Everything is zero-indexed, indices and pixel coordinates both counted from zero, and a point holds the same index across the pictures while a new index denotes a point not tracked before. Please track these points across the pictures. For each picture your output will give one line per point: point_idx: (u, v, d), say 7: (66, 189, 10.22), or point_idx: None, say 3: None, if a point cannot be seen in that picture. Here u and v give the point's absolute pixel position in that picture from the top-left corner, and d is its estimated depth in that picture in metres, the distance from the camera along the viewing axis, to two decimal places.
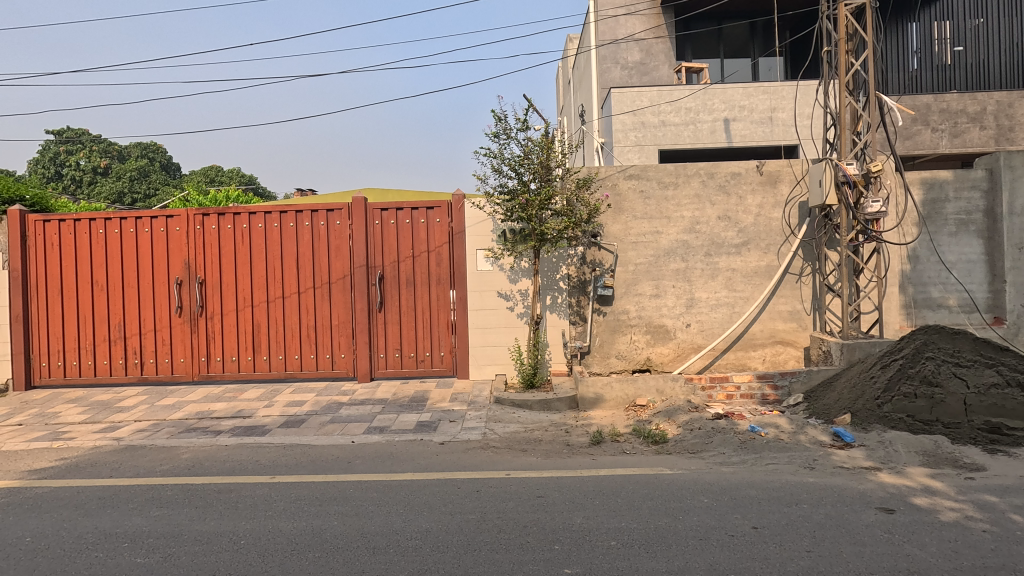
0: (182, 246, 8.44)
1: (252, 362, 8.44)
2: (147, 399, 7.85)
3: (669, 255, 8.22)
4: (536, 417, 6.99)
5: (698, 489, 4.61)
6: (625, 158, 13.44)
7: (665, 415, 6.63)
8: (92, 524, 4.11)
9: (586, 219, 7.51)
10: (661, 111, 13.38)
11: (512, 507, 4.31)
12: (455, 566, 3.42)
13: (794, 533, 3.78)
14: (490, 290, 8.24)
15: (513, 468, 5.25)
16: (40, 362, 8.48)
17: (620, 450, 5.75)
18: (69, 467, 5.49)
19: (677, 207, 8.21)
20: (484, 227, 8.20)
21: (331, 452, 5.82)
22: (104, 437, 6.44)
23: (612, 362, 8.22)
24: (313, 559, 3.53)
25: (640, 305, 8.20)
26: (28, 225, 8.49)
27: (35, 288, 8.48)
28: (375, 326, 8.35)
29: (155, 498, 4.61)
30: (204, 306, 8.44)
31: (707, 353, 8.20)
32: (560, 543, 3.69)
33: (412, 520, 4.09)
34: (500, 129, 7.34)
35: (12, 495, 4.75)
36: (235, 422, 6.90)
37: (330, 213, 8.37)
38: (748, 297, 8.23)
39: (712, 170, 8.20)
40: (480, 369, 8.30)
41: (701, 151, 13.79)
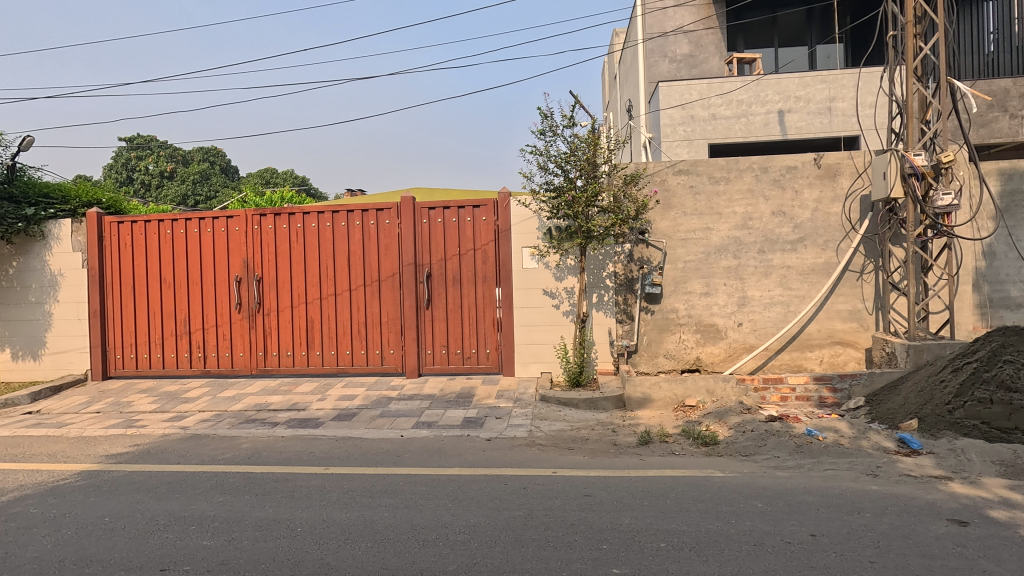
0: (241, 245, 8.84)
1: (306, 357, 8.75)
2: (210, 391, 8.27)
3: (720, 252, 7.99)
4: (583, 415, 6.96)
5: (751, 493, 4.47)
6: (673, 153, 13.14)
7: (715, 416, 6.46)
8: (162, 507, 4.37)
9: (634, 216, 7.40)
10: (712, 105, 13.01)
11: (560, 505, 4.30)
12: (503, 563, 3.43)
13: (856, 543, 3.61)
14: (536, 288, 8.25)
15: (559, 466, 5.24)
16: (115, 354, 9.07)
17: (669, 451, 5.64)
18: (142, 453, 5.87)
19: (729, 203, 7.96)
20: (530, 225, 8.21)
21: (381, 446, 5.96)
22: (172, 426, 6.83)
23: (660, 362, 8.07)
24: (366, 549, 3.63)
25: (689, 303, 8.01)
26: (104, 226, 9.09)
27: (111, 285, 9.08)
28: (422, 323, 8.50)
29: (218, 485, 4.86)
30: (262, 303, 8.81)
31: (760, 354, 7.93)
32: (608, 543, 3.66)
33: (461, 515, 4.14)
34: (547, 126, 7.32)
35: (92, 477, 5.11)
36: (290, 414, 7.18)
37: (380, 213, 8.57)
38: (805, 295, 7.89)
39: (766, 163, 7.90)
40: (525, 367, 8.31)
41: (754, 145, 13.33)
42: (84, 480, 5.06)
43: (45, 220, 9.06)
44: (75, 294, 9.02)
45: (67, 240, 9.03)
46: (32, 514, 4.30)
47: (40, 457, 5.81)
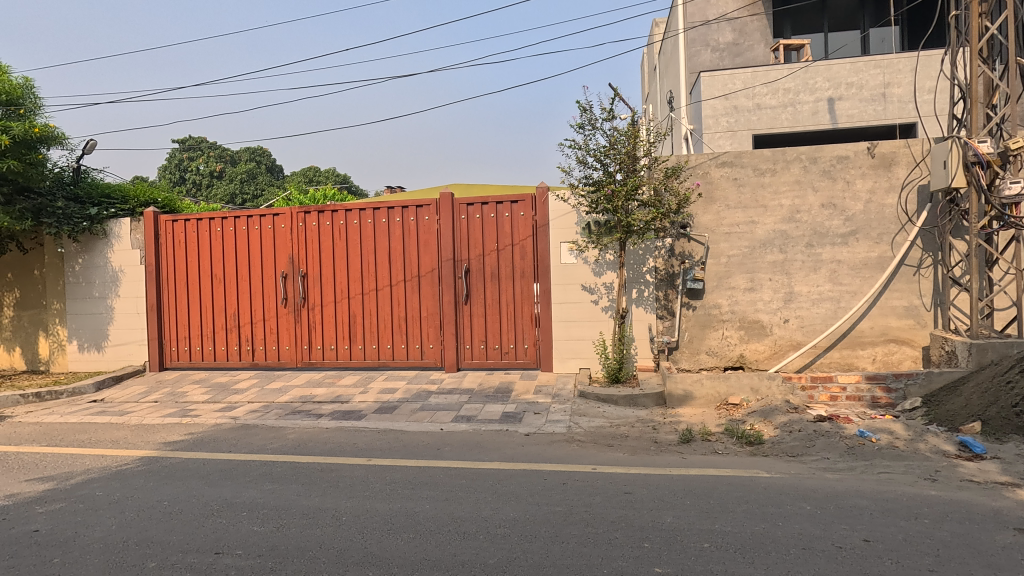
0: (287, 242, 9.11)
1: (349, 350, 8.97)
2: (258, 383, 8.58)
3: (765, 246, 7.74)
4: (623, 412, 6.88)
5: (799, 495, 4.32)
6: (715, 145, 12.82)
7: (761, 415, 6.28)
8: (216, 493, 4.57)
9: (675, 210, 7.27)
10: (756, 94, 12.60)
11: (600, 501, 4.28)
12: (544, 557, 3.43)
13: (914, 550, 3.44)
14: (574, 283, 8.21)
15: (599, 462, 5.21)
16: (171, 346, 9.51)
17: (711, 450, 5.50)
18: (196, 441, 6.15)
19: (775, 195, 7.70)
20: (568, 220, 8.17)
21: (422, 439, 6.06)
22: (223, 416, 7.13)
23: (702, 359, 7.90)
24: (408, 540, 3.69)
25: (733, 299, 7.80)
26: (160, 225, 9.52)
27: (167, 281, 9.51)
28: (461, 319, 8.57)
29: (266, 473, 5.04)
30: (306, 298, 9.07)
31: (807, 352, 7.64)
32: (650, 542, 3.61)
33: (501, 509, 4.17)
34: (586, 120, 7.24)
35: (151, 463, 5.39)
36: (334, 406, 7.38)
37: (419, 209, 8.69)
38: (856, 291, 7.57)
39: (815, 154, 7.60)
40: (563, 362, 8.29)
41: (801, 135, 12.86)
42: (144, 465, 5.34)
43: (107, 219, 9.56)
44: (134, 290, 9.51)
45: (127, 238, 9.50)
46: (97, 497, 4.56)
47: (104, 443, 6.16)
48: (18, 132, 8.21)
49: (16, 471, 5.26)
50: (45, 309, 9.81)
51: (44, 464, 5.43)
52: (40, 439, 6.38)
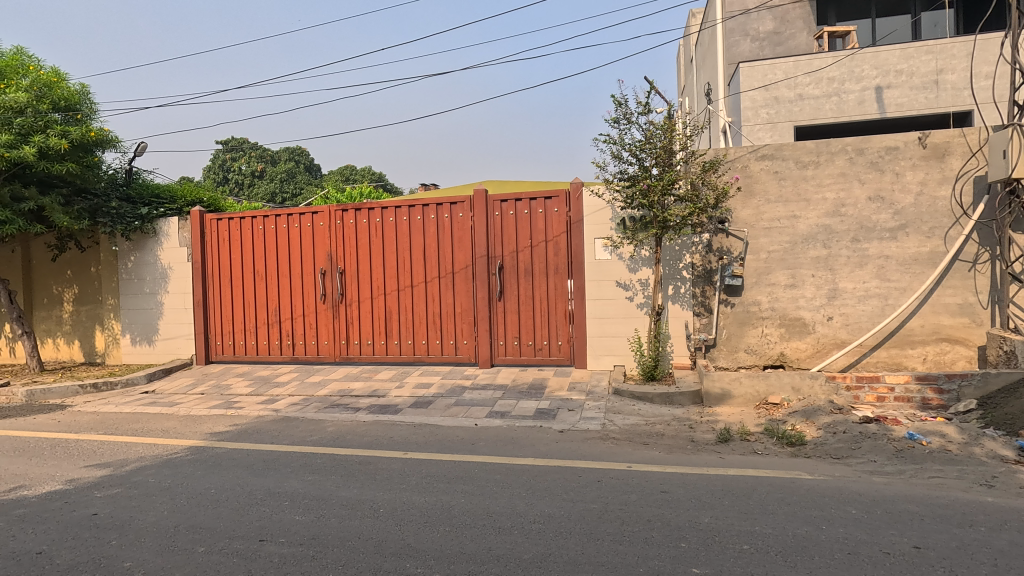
0: (325, 239, 9.33)
1: (385, 345, 9.12)
2: (298, 376, 8.82)
3: (808, 241, 7.49)
4: (658, 410, 6.80)
5: (844, 499, 4.18)
6: (755, 137, 12.49)
7: (803, 415, 6.10)
8: (259, 483, 4.73)
9: (713, 204, 7.12)
10: (798, 84, 12.20)
11: (635, 500, 4.23)
12: (579, 554, 3.42)
13: (969, 558, 3.29)
14: (609, 280, 8.16)
15: (634, 460, 5.16)
16: (216, 341, 9.87)
17: (750, 450, 5.38)
18: (240, 432, 6.38)
19: (818, 188, 7.45)
20: (603, 216, 8.11)
21: (457, 434, 6.12)
22: (266, 408, 7.36)
23: (741, 357, 7.72)
24: (444, 533, 3.74)
25: (773, 296, 7.59)
26: (205, 223, 9.87)
27: (212, 277, 9.87)
28: (495, 315, 8.60)
29: (307, 465, 5.19)
30: (344, 294, 9.26)
31: (852, 351, 7.37)
32: (687, 541, 3.55)
33: (535, 504, 4.17)
34: (621, 114, 7.15)
35: (199, 453, 5.62)
36: (371, 400, 7.53)
37: (454, 206, 8.76)
38: (906, 287, 7.26)
39: (861, 145, 7.31)
40: (598, 359, 8.24)
41: (846, 125, 12.39)
42: (193, 454, 5.57)
43: (157, 218, 9.98)
44: (182, 286, 9.90)
45: (176, 236, 9.90)
46: (150, 483, 4.78)
47: (156, 432, 6.45)
48: (76, 135, 8.62)
49: (76, 457, 5.56)
50: (101, 304, 10.32)
51: (102, 451, 5.73)
52: (97, 427, 6.73)
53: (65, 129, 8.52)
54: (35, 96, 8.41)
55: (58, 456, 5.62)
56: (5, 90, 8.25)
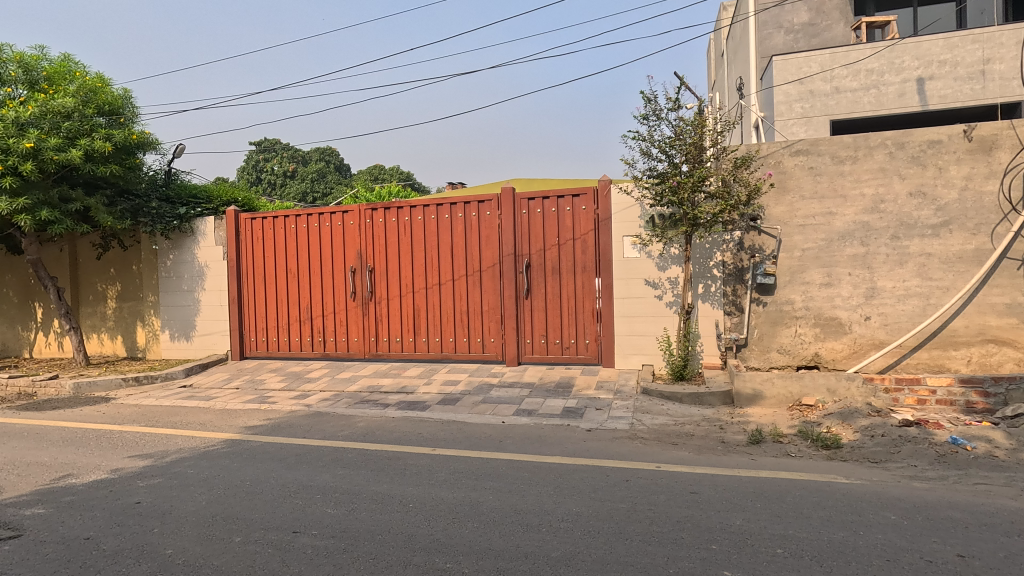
0: (355, 238, 9.48)
1: (413, 342, 9.23)
2: (329, 372, 8.99)
3: (844, 239, 7.28)
4: (687, 410, 6.70)
5: (882, 504, 4.06)
6: (788, 132, 12.20)
7: (838, 417, 5.94)
8: (292, 476, 4.84)
9: (745, 201, 6.96)
10: (835, 77, 11.86)
11: (664, 500, 4.19)
12: (608, 553, 3.40)
13: (1017, 569, 3.15)
14: (637, 278, 8.09)
15: (663, 460, 5.11)
16: (250, 337, 10.14)
17: (783, 452, 5.26)
18: (274, 426, 6.54)
19: (856, 183, 7.23)
20: (632, 213, 8.04)
21: (484, 431, 6.16)
22: (298, 403, 7.53)
23: (773, 357, 7.55)
24: (473, 529, 3.77)
25: (807, 294, 7.40)
26: (239, 222, 10.13)
27: (246, 275, 10.13)
28: (522, 313, 8.61)
29: (338, 459, 5.29)
30: (374, 292, 9.40)
31: (891, 352, 7.12)
32: (718, 544, 3.50)
33: (563, 503, 4.16)
34: (650, 111, 7.07)
35: (235, 445, 5.78)
36: (400, 397, 7.63)
37: (481, 205, 8.78)
38: (949, 286, 6.99)
39: (902, 138, 7.07)
40: (626, 358, 8.17)
41: (885, 119, 11.98)
42: (229, 447, 5.74)
43: (194, 217, 10.30)
44: (218, 283, 10.19)
45: (212, 235, 10.18)
46: (189, 474, 4.95)
47: (194, 425, 6.66)
48: (120, 139, 8.94)
49: (120, 447, 5.79)
50: (142, 301, 10.71)
51: (144, 443, 5.95)
52: (139, 419, 6.99)
53: (109, 132, 8.86)
54: (81, 101, 8.78)
55: (103, 446, 5.86)
56: (54, 96, 8.60)
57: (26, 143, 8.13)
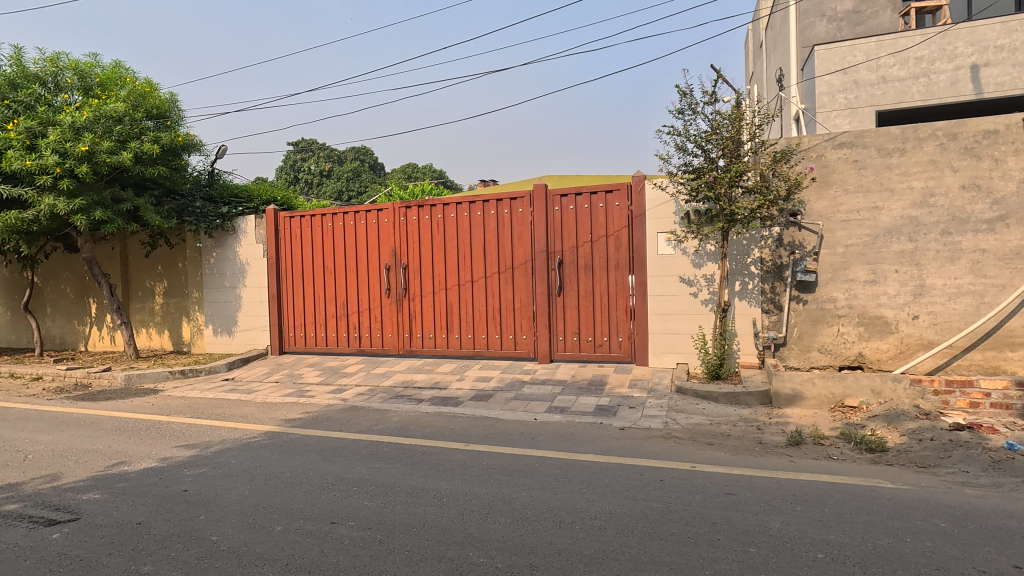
0: (390, 236, 9.62)
1: (446, 339, 9.33)
2: (365, 368, 9.16)
3: (891, 235, 7.00)
4: (723, 410, 6.57)
5: (931, 510, 3.89)
6: (831, 124, 11.86)
7: (883, 420, 5.72)
8: (330, 468, 4.97)
9: (785, 196, 6.77)
10: (881, 66, 11.39)
11: (700, 501, 4.12)
12: (641, 553, 3.37)
13: None
14: (672, 275, 7.96)
15: (699, 460, 5.02)
16: (289, 332, 10.42)
17: (825, 455, 5.10)
18: (312, 419, 6.72)
19: (904, 176, 6.93)
20: (666, 209, 7.92)
21: (517, 427, 6.18)
22: (335, 397, 7.71)
23: (814, 356, 7.33)
24: (506, 525, 3.79)
25: (851, 292, 7.15)
26: (279, 221, 10.41)
27: (285, 272, 10.41)
28: (555, 310, 8.59)
29: (374, 452, 5.39)
30: (407, 289, 9.54)
31: (941, 352, 6.81)
32: (756, 547, 3.43)
33: (596, 501, 4.14)
34: (686, 105, 6.94)
35: (275, 438, 5.96)
36: (433, 392, 7.72)
37: (514, 202, 8.79)
38: (1005, 284, 6.65)
39: (955, 129, 6.74)
40: (659, 357, 8.06)
41: (937, 108, 11.44)
42: (269, 439, 5.92)
43: (236, 216, 10.64)
44: (259, 280, 10.50)
45: (252, 233, 10.47)
46: (232, 464, 5.13)
47: (236, 417, 6.90)
48: (166, 140, 9.37)
49: (168, 437, 6.05)
50: (188, 297, 11.12)
51: (190, 433, 6.19)
52: (185, 411, 7.27)
53: (157, 135, 9.27)
54: (131, 105, 9.14)
55: (153, 436, 6.12)
56: (107, 101, 9.01)
57: (81, 147, 8.53)
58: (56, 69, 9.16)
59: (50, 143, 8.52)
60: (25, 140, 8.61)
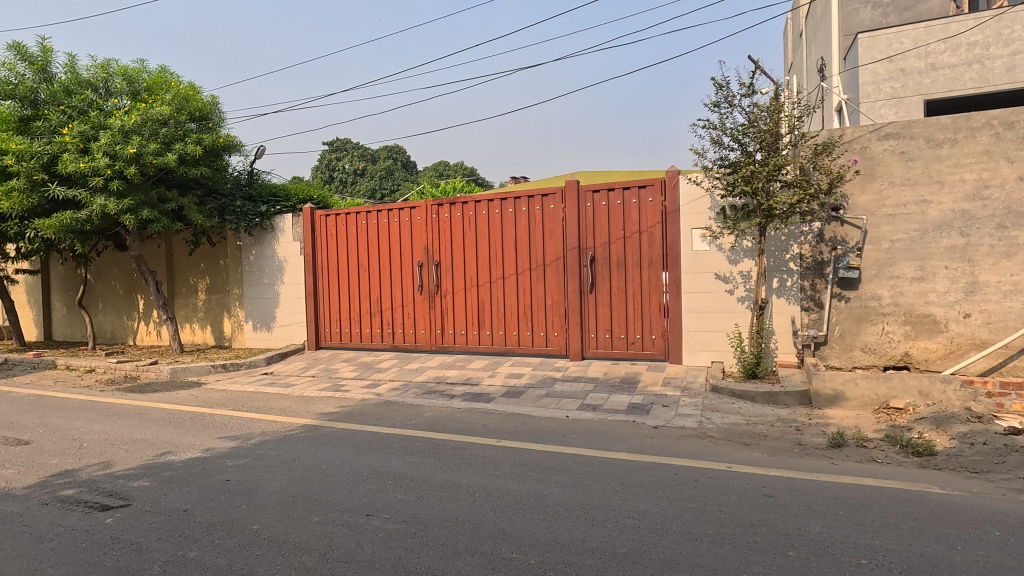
0: (423, 233, 9.73)
1: (477, 335, 9.38)
2: (398, 363, 9.30)
3: (940, 229, 6.70)
4: (760, 409, 6.42)
5: (985, 518, 3.71)
6: (875, 115, 11.41)
7: (932, 423, 5.49)
8: (366, 461, 5.06)
9: (826, 190, 6.55)
10: (930, 53, 10.90)
11: (736, 502, 4.04)
12: (676, 553, 3.33)
13: None
14: (707, 272, 7.81)
15: (735, 461, 4.92)
16: (325, 328, 10.65)
17: (869, 458, 4.92)
18: (348, 413, 6.86)
19: (955, 168, 6.62)
20: (701, 204, 7.77)
21: (549, 424, 6.17)
22: (369, 391, 7.86)
23: (856, 356, 7.09)
24: (538, 521, 3.79)
25: (896, 289, 6.88)
26: (315, 219, 10.64)
27: (321, 269, 10.64)
28: (587, 307, 8.54)
29: (407, 447, 5.47)
30: (440, 286, 9.63)
31: (995, 353, 6.49)
32: (795, 550, 3.34)
33: (629, 500, 4.10)
34: (721, 98, 6.82)
35: (312, 431, 6.12)
36: (465, 388, 7.79)
37: (545, 198, 8.76)
38: None
39: (1011, 117, 6.41)
40: (694, 355, 7.93)
41: (991, 96, 10.88)
42: (307, 432, 6.07)
43: (274, 215, 10.92)
44: (296, 277, 10.76)
45: (289, 232, 10.73)
46: (271, 456, 5.29)
47: (275, 410, 7.11)
48: (209, 142, 9.71)
49: (211, 429, 6.28)
50: (229, 293, 11.49)
51: (231, 425, 6.41)
52: (227, 403, 7.53)
53: (199, 136, 9.63)
54: (176, 109, 9.50)
55: (197, 427, 6.36)
56: (153, 105, 9.38)
57: (129, 149, 8.89)
58: (107, 75, 9.58)
59: (101, 146, 8.90)
60: (79, 143, 9.01)
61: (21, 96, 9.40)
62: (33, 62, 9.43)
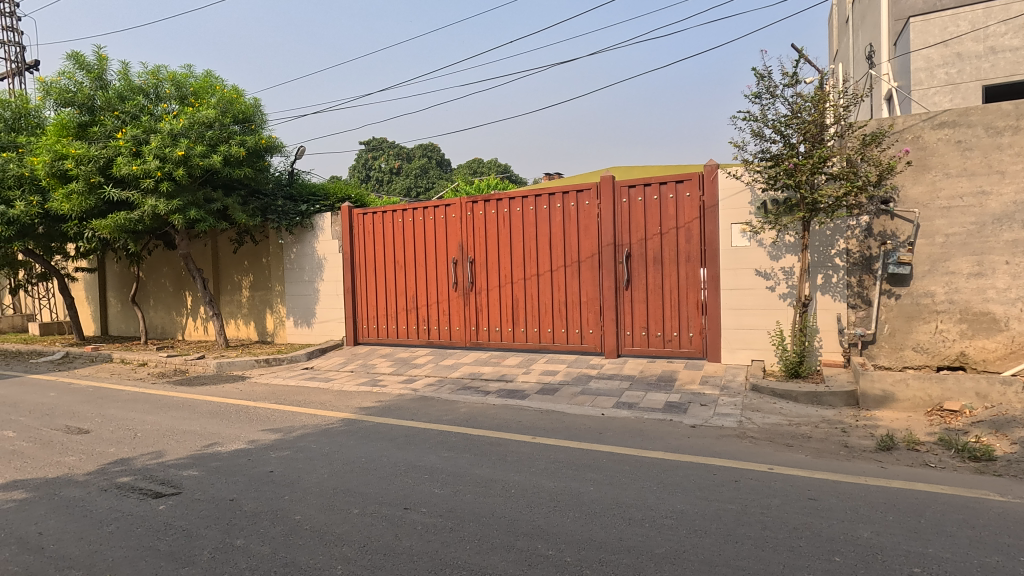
0: (457, 230, 9.80)
1: (511, 332, 9.39)
2: (433, 359, 9.41)
3: (1000, 222, 6.34)
4: (804, 410, 6.22)
5: None
6: (929, 102, 10.89)
7: (990, 427, 5.21)
8: (403, 456, 5.14)
9: (875, 182, 6.28)
10: (990, 35, 10.34)
11: (779, 504, 3.93)
12: (715, 555, 3.26)
13: None
14: (747, 268, 7.61)
15: (776, 462, 4.78)
16: (362, 324, 10.86)
17: (921, 462, 4.71)
18: (385, 407, 6.99)
19: (1017, 157, 6.25)
20: (741, 199, 7.57)
21: (584, 422, 6.14)
22: (405, 387, 7.99)
23: (907, 355, 6.79)
24: (574, 519, 3.77)
25: (951, 286, 6.55)
26: (352, 217, 10.84)
27: (359, 267, 10.85)
28: (622, 304, 8.44)
29: (443, 442, 5.53)
30: (474, 283, 9.69)
31: None
32: (842, 556, 3.22)
33: (666, 499, 4.04)
34: (763, 89, 6.60)
35: (351, 424, 6.25)
36: (500, 384, 7.82)
37: (580, 194, 8.70)
38: None
39: None
40: (733, 353, 7.74)
41: None
42: (346, 426, 6.21)
43: (314, 213, 11.19)
44: (335, 274, 11.01)
45: (328, 230, 10.98)
46: (313, 448, 5.43)
47: (315, 404, 7.30)
48: (252, 143, 10.04)
49: (255, 421, 6.49)
50: (271, 290, 11.84)
51: (274, 418, 6.61)
52: (270, 397, 7.77)
53: (243, 138, 9.95)
54: (220, 112, 9.85)
55: (242, 419, 6.59)
56: (200, 109, 9.74)
57: (178, 152, 9.25)
58: (157, 81, 10.00)
59: (152, 149, 9.29)
60: (131, 147, 9.43)
61: (79, 103, 9.90)
62: (90, 71, 9.92)
